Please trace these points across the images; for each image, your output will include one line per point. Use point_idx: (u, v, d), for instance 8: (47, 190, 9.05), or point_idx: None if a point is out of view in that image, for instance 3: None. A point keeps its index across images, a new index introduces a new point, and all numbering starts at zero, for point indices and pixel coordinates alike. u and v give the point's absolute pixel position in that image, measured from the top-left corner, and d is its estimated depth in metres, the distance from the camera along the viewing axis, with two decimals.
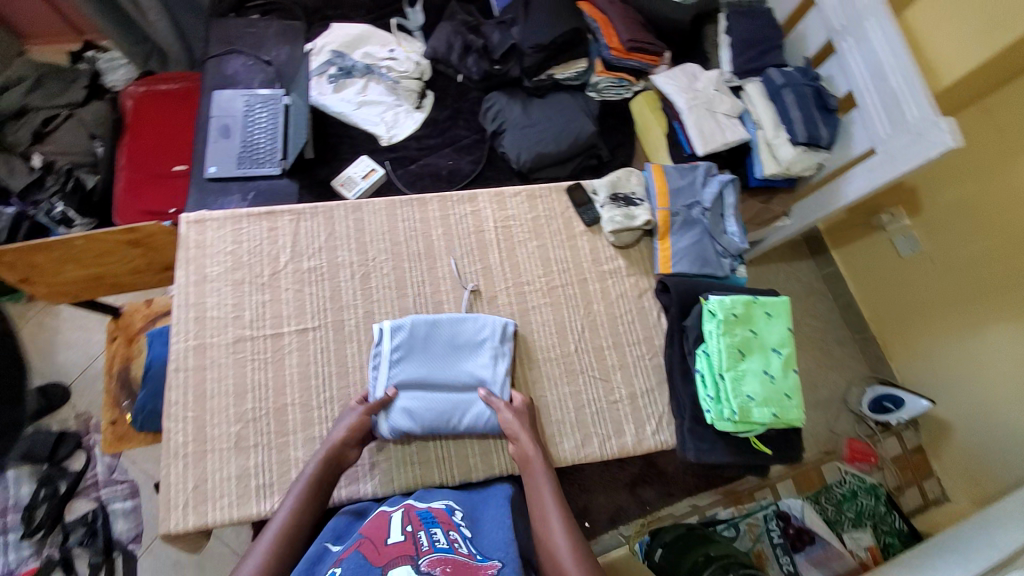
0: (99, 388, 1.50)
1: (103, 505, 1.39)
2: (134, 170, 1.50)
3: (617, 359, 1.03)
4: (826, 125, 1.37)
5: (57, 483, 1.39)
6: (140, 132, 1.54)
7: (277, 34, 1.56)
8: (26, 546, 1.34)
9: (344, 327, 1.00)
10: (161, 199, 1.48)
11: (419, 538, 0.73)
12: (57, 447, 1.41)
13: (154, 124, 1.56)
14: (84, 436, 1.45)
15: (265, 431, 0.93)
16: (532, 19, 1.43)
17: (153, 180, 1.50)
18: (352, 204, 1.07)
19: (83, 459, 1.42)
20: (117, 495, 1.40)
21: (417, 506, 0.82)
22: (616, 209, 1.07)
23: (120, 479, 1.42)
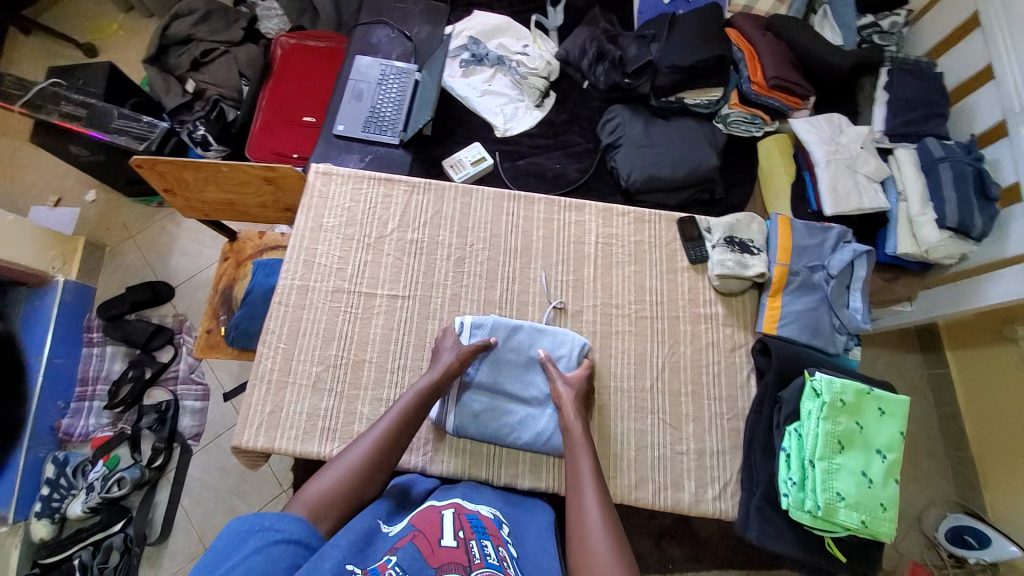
0: (199, 295, 1.67)
1: (177, 398, 1.53)
2: (272, 113, 1.63)
3: (691, 408, 0.97)
4: (981, 214, 1.21)
5: (144, 368, 1.54)
6: (283, 79, 1.67)
7: (423, 13, 1.64)
8: (107, 414, 1.51)
9: (430, 304, 1.02)
10: (289, 144, 1.60)
11: (471, 547, 0.67)
12: (152, 337, 1.56)
13: (297, 75, 1.68)
14: (176, 333, 1.61)
15: (341, 379, 0.98)
16: (675, 39, 1.38)
17: (285, 126, 1.62)
18: (464, 188, 1.10)
19: (170, 353, 1.58)
20: (191, 393, 1.55)
21: (466, 510, 0.77)
22: (728, 253, 1.01)
23: (196, 380, 1.57)
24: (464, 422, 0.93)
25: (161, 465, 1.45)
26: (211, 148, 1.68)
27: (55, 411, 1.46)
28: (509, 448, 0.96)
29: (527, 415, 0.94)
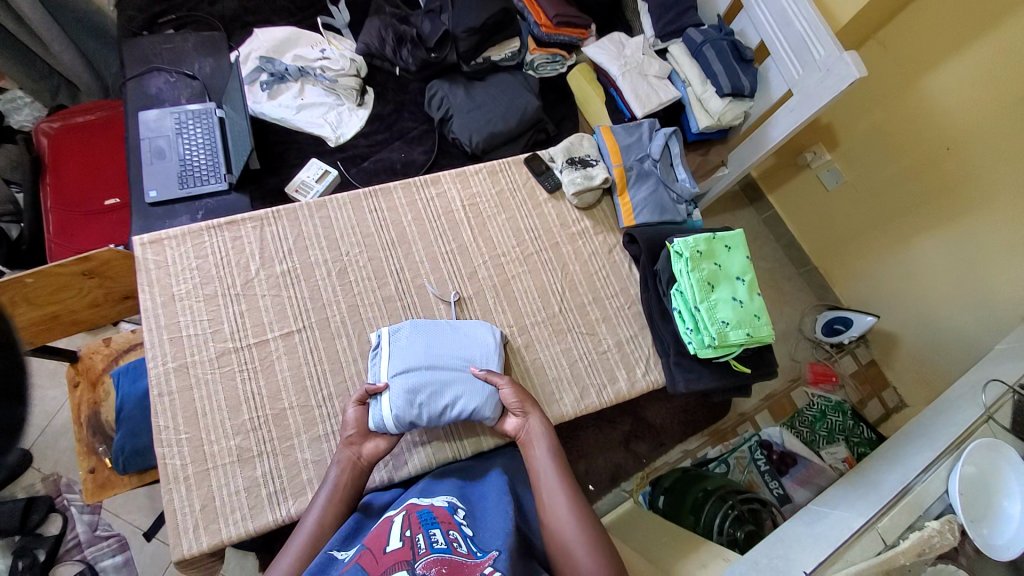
0: (64, 445, 1.44)
1: (91, 564, 1.32)
2: (63, 210, 1.40)
3: (599, 312, 1.09)
4: (746, 75, 1.48)
5: (35, 551, 1.28)
6: (61, 168, 1.43)
7: (197, 47, 1.51)
8: None
9: (329, 324, 0.99)
10: (100, 236, 1.40)
11: (417, 541, 0.70)
12: (28, 514, 1.31)
13: (76, 159, 1.45)
14: (57, 497, 1.38)
15: (267, 437, 0.93)
16: (459, 4, 1.45)
17: (85, 219, 1.40)
18: (316, 202, 1.06)
19: (60, 522, 1.35)
20: (105, 551, 1.35)
21: (418, 507, 0.79)
22: (575, 171, 1.12)
23: (105, 535, 1.37)
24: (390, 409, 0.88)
25: None
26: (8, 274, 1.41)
27: None
28: (463, 417, 1.00)
29: (459, 389, 0.91)
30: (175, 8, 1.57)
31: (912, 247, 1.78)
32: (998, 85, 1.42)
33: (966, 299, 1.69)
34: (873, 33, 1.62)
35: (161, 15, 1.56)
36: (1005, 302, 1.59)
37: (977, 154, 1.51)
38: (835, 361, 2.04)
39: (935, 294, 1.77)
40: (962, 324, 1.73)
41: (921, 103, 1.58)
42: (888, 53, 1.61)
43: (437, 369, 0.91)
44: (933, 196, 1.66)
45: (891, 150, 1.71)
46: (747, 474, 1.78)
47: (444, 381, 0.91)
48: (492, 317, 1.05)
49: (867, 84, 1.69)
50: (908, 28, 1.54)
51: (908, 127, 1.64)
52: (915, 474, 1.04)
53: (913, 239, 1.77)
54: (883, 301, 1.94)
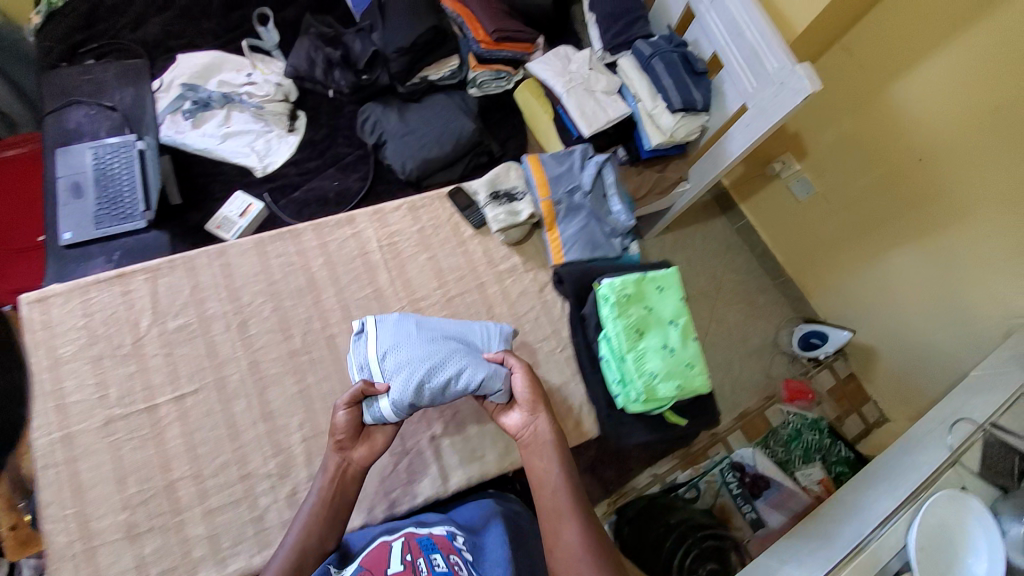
0: None
1: None
2: None
3: (528, 358, 0.99)
4: (698, 89, 1.40)
5: None
6: None
7: (118, 77, 1.43)
8: None
9: (226, 385, 0.91)
10: (31, 274, 1.31)
11: (419, 565, 0.73)
12: None
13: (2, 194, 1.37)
14: None
15: (157, 513, 0.85)
16: (390, 23, 1.37)
17: (14, 256, 1.31)
18: (215, 249, 0.98)
19: None
20: None
21: (418, 532, 0.80)
22: (498, 207, 1.04)
23: None
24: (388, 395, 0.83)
25: None
26: None
27: None
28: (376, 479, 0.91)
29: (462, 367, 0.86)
30: (96, 36, 1.49)
31: (887, 261, 1.68)
32: (969, 92, 1.33)
33: (944, 316, 1.60)
34: (837, 39, 1.52)
35: (82, 44, 1.48)
36: (985, 318, 1.50)
37: (950, 165, 1.42)
38: (811, 377, 1.94)
39: (911, 309, 1.68)
40: (940, 342, 1.64)
41: (889, 111, 1.49)
42: (853, 59, 1.51)
43: (437, 350, 0.87)
44: (905, 208, 1.57)
45: (861, 160, 1.61)
46: (718, 498, 1.67)
47: (446, 361, 0.86)
48: None
49: (832, 91, 1.60)
50: (871, 31, 1.44)
51: (877, 136, 1.55)
52: (871, 528, 0.96)
53: (887, 253, 1.67)
54: (859, 317, 1.84)
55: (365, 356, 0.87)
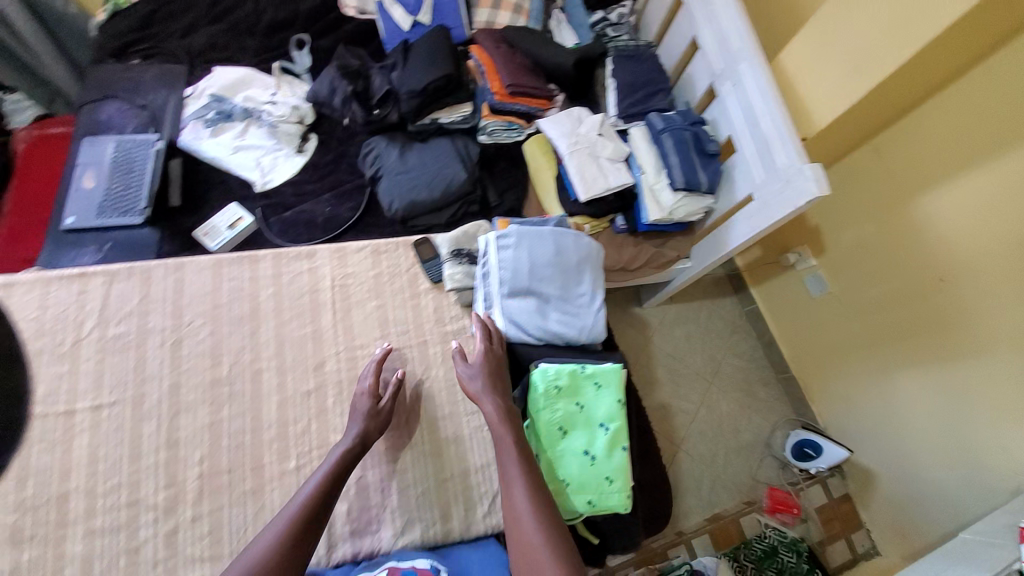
0: None
1: None
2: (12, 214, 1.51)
3: (451, 431, 0.95)
4: (706, 171, 1.34)
5: None
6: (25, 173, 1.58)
7: (156, 79, 1.52)
8: None
9: (144, 402, 0.90)
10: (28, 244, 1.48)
11: None
12: None
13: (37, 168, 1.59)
14: None
15: (44, 520, 0.83)
16: (410, 64, 1.41)
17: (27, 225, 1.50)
18: (174, 263, 1.00)
19: None
20: None
21: (401, 568, 0.79)
22: (458, 265, 1.03)
23: None
24: (509, 317, 0.95)
25: None
26: None
27: None
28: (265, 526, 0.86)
29: (565, 311, 0.97)
30: (148, 40, 1.58)
31: (895, 380, 1.51)
32: (1002, 217, 1.18)
33: (955, 457, 1.39)
34: (868, 138, 1.42)
35: (133, 44, 1.57)
36: (997, 472, 1.29)
37: (978, 288, 1.25)
38: (800, 491, 1.75)
39: (920, 441, 1.48)
40: (944, 484, 1.43)
41: (912, 222, 1.36)
42: (881, 162, 1.40)
43: (544, 288, 0.96)
44: (921, 328, 1.40)
45: (880, 266, 1.47)
46: None
47: (548, 306, 0.97)
48: (328, 418, 0.94)
49: (858, 187, 1.48)
50: (905, 136, 1.32)
51: (899, 244, 1.41)
52: None
53: (898, 373, 1.50)
54: (863, 435, 1.66)
55: (485, 277, 0.98)
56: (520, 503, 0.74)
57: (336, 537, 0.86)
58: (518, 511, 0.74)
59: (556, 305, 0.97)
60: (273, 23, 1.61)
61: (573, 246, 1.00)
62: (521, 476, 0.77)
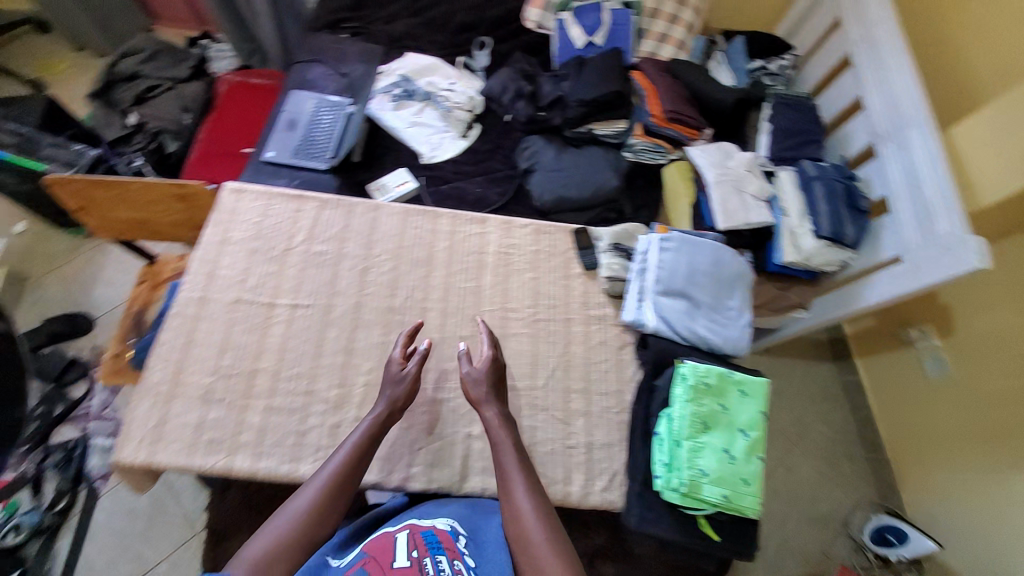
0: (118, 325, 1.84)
1: (87, 436, 1.65)
2: (209, 143, 1.82)
3: (582, 405, 1.02)
4: (854, 226, 1.37)
5: (55, 404, 1.61)
6: (223, 112, 1.89)
7: (357, 53, 1.76)
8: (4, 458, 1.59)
9: (332, 311, 1.05)
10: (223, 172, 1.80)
11: (424, 564, 0.73)
12: (66, 371, 1.69)
13: (237, 108, 1.91)
14: (92, 368, 1.76)
15: (233, 389, 0.96)
16: (582, 77, 1.56)
17: (222, 155, 1.81)
18: (373, 204, 1.16)
19: (85, 388, 1.74)
20: (101, 431, 1.69)
21: (422, 527, 0.81)
22: (615, 258, 1.11)
23: (110, 415, 1.72)
24: (661, 314, 1.01)
25: (63, 509, 1.53)
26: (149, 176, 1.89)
27: None
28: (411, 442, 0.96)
29: (711, 318, 1.03)
30: (358, 21, 1.84)
31: (1011, 485, 1.39)
32: None
33: None
34: None
35: (343, 22, 1.83)
36: None
37: None
38: None
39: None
40: None
41: None
42: None
43: (696, 293, 1.03)
44: None
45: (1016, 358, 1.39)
46: None
47: (697, 310, 1.03)
48: (477, 364, 1.04)
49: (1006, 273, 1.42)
50: None
51: None
52: None
53: (1016, 476, 1.38)
54: (958, 539, 1.52)
55: (642, 272, 1.06)
56: (524, 507, 0.79)
57: (470, 469, 0.96)
58: (522, 512, 0.79)
59: (704, 312, 1.03)
60: (463, 23, 1.82)
61: (728, 261, 1.07)
62: (526, 484, 0.82)
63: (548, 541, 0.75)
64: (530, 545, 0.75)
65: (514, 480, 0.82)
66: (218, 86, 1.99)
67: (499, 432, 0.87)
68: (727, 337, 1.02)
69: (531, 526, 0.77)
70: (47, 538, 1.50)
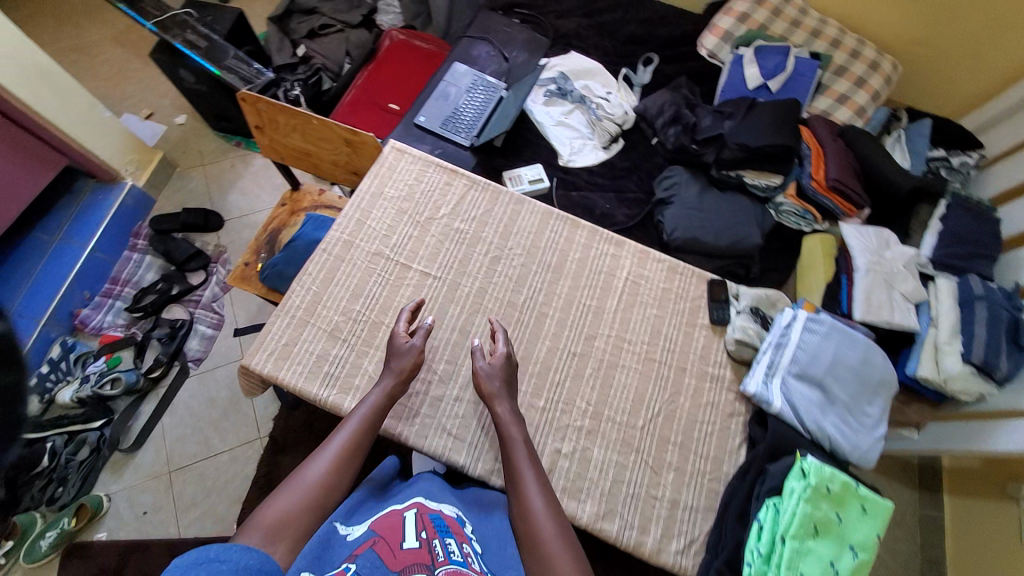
0: (240, 232, 2.02)
1: (192, 321, 1.84)
2: (363, 92, 1.95)
3: (676, 459, 0.98)
4: (1010, 361, 1.22)
5: (172, 285, 1.87)
6: (382, 67, 2.01)
7: (523, 41, 1.77)
8: (123, 317, 1.85)
9: (457, 290, 1.07)
10: (368, 122, 1.91)
11: (434, 546, 0.71)
12: (191, 259, 1.91)
13: (394, 65, 2.01)
14: (212, 263, 1.95)
15: (357, 333, 1.02)
16: (748, 121, 1.47)
17: (371, 106, 1.94)
18: (518, 197, 1.16)
19: (201, 278, 1.92)
20: (206, 320, 1.87)
21: (429, 509, 0.80)
22: (750, 322, 1.06)
23: (214, 309, 1.89)
24: (789, 397, 0.96)
25: (157, 376, 1.77)
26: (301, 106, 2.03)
27: (79, 300, 1.81)
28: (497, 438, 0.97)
29: (843, 417, 0.97)
30: (531, 9, 1.85)
31: None
32: None
33: None
34: None
35: (518, 7, 1.85)
36: None
37: None
38: None
39: None
40: None
41: None
42: None
43: (834, 386, 0.97)
44: None
45: None
46: None
47: (829, 404, 0.97)
48: (579, 383, 1.02)
49: None
50: None
51: None
52: None
53: None
54: None
55: (777, 348, 1.01)
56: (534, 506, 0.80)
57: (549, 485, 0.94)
58: (531, 508, 0.80)
59: (837, 408, 0.97)
60: (632, 35, 1.78)
61: (875, 362, 0.99)
62: (536, 480, 0.83)
63: (558, 540, 0.76)
64: (544, 543, 0.76)
65: (526, 487, 0.83)
66: (382, 40, 2.10)
67: (511, 429, 0.88)
68: (856, 443, 0.95)
69: (544, 527, 0.77)
70: (139, 397, 1.77)
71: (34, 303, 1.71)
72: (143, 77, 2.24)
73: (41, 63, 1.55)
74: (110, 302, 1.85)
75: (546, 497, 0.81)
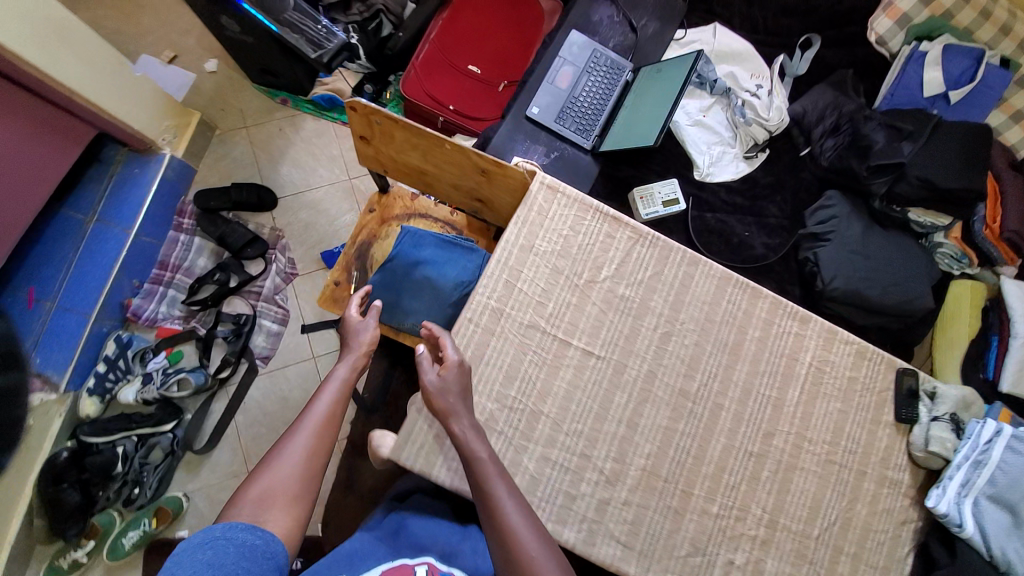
0: (298, 211, 1.77)
1: (256, 315, 1.64)
2: (437, 49, 1.52)
3: (848, 569, 0.92)
4: None
5: (230, 275, 1.65)
6: (459, 14, 1.55)
7: (654, 4, 1.43)
8: (178, 308, 1.63)
9: (623, 374, 0.93)
10: (446, 91, 1.50)
11: None
12: (247, 246, 1.67)
13: (474, 12, 1.55)
14: (270, 250, 1.70)
15: (513, 424, 0.89)
16: (934, 149, 1.23)
17: (446, 69, 1.52)
18: (693, 256, 0.97)
19: (259, 267, 1.69)
20: (270, 313, 1.67)
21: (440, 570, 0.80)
22: (948, 431, 0.94)
23: (278, 302, 1.68)
24: (981, 520, 0.88)
25: (226, 376, 1.59)
26: (359, 61, 1.68)
27: (128, 288, 1.57)
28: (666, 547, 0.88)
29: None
30: None
31: None
32: None
33: None
34: None
35: None
36: None
37: None
38: None
39: None
40: None
41: None
42: None
43: None
44: None
45: None
46: None
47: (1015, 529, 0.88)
48: (755, 486, 0.92)
49: None
50: None
51: None
52: None
53: None
54: None
55: (972, 460, 0.91)
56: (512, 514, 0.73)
57: None
58: (509, 522, 0.72)
59: None
60: (787, 4, 1.43)
61: None
62: (512, 498, 0.75)
63: (542, 555, 0.69)
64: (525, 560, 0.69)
65: (501, 502, 0.74)
66: None
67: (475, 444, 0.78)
68: None
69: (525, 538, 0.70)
70: (208, 397, 1.60)
71: (82, 294, 1.46)
72: (162, 7, 1.83)
73: (59, 18, 1.19)
74: (162, 289, 1.62)
75: (520, 506, 0.74)
